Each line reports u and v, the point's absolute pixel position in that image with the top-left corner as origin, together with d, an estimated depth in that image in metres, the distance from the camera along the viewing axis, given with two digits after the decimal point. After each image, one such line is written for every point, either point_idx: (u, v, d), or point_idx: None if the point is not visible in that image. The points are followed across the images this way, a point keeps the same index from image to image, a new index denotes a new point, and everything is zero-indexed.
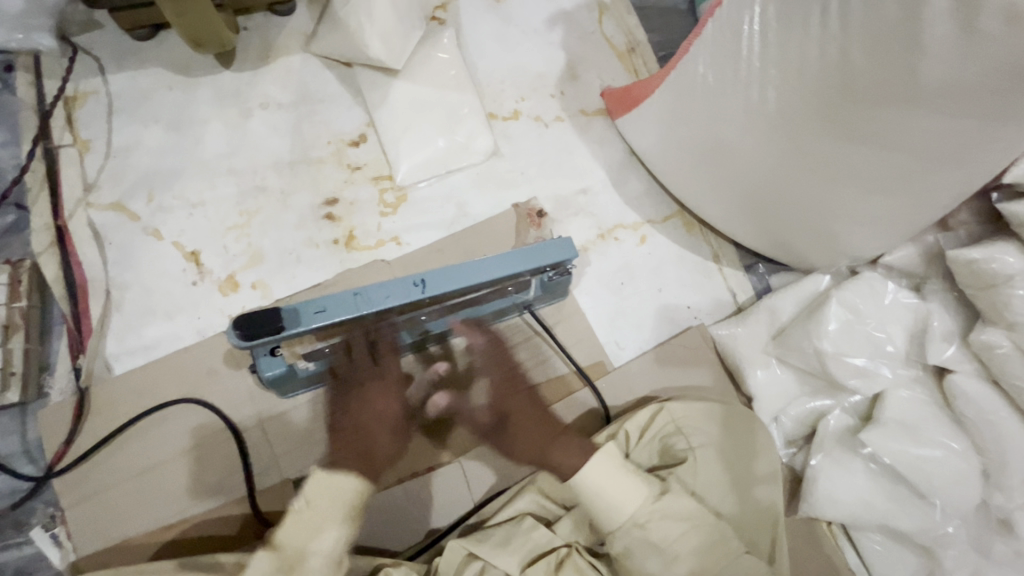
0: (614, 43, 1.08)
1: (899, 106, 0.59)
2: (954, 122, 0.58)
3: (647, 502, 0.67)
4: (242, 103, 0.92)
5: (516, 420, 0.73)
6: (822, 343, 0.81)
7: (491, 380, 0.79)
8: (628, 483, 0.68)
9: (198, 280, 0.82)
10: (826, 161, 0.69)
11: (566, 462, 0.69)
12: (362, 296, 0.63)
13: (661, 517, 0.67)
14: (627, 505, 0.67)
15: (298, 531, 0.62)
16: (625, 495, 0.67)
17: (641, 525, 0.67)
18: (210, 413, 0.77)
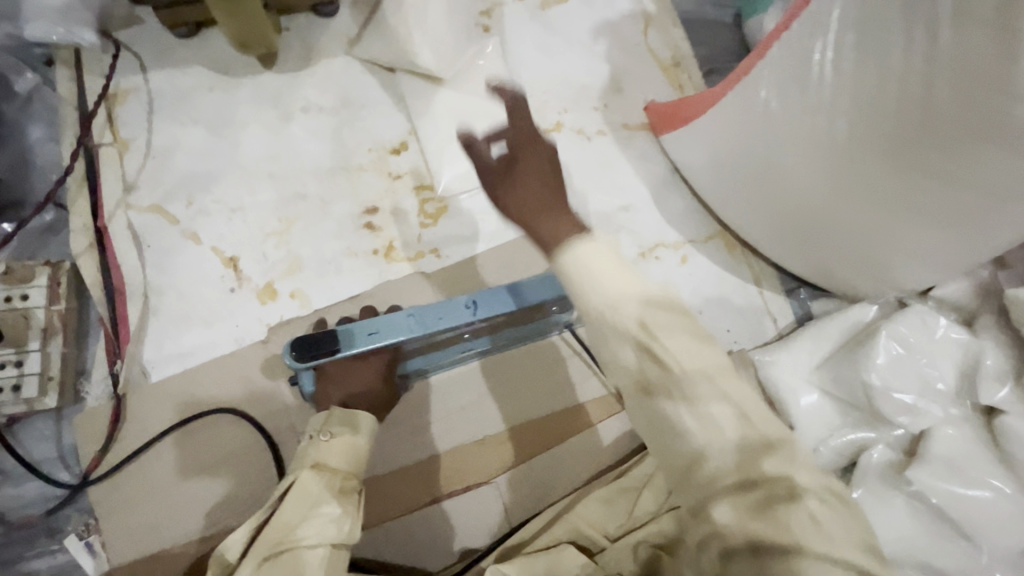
0: (659, 56, 1.06)
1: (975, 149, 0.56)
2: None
3: (645, 291, 0.50)
4: (283, 105, 0.90)
5: (523, 173, 0.55)
6: (869, 376, 0.80)
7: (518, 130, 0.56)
8: (620, 269, 0.50)
9: (236, 286, 0.81)
10: (890, 192, 0.67)
11: (554, 233, 0.52)
12: (414, 317, 0.63)
13: (654, 307, 0.49)
14: (613, 285, 0.50)
15: (331, 453, 0.61)
16: (623, 279, 0.50)
17: (625, 315, 0.49)
18: (246, 423, 0.76)
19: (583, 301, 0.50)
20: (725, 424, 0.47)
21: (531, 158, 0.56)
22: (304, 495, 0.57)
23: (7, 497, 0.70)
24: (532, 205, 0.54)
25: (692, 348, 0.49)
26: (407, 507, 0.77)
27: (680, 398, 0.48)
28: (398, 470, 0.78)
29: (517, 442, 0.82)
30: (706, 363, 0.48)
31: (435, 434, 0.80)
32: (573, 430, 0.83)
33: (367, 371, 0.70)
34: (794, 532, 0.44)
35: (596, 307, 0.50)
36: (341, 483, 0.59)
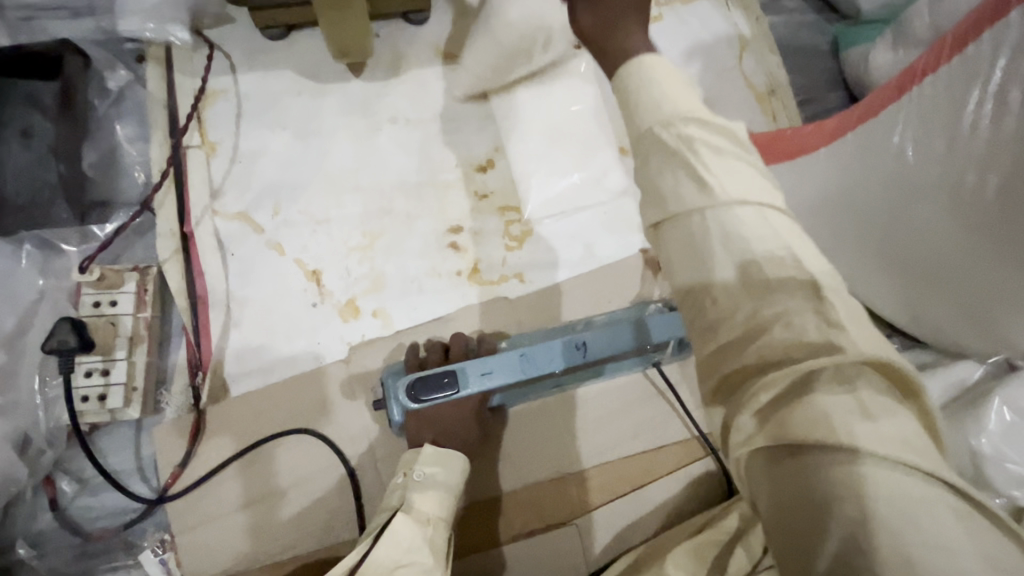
0: (753, 82, 1.02)
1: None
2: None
3: (706, 108, 0.45)
4: (371, 115, 0.88)
5: None
6: (979, 441, 0.73)
7: None
8: (681, 84, 0.46)
9: (318, 301, 0.79)
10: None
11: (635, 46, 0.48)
12: (526, 359, 0.67)
13: (713, 133, 0.44)
14: (667, 97, 0.45)
15: (421, 498, 0.59)
16: (679, 90, 0.45)
17: (674, 126, 0.44)
18: (325, 446, 0.73)
19: (632, 109, 0.47)
20: (773, 278, 0.40)
21: None
22: (397, 540, 0.54)
23: (85, 506, 0.69)
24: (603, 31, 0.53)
25: (743, 177, 0.43)
26: (487, 543, 0.75)
27: (717, 229, 0.42)
28: (478, 506, 0.76)
29: (596, 480, 0.79)
30: (758, 200, 0.42)
31: (516, 469, 0.78)
32: (657, 471, 0.80)
33: (463, 409, 0.68)
34: (848, 420, 0.37)
35: (643, 120, 0.45)
36: (432, 532, 0.57)
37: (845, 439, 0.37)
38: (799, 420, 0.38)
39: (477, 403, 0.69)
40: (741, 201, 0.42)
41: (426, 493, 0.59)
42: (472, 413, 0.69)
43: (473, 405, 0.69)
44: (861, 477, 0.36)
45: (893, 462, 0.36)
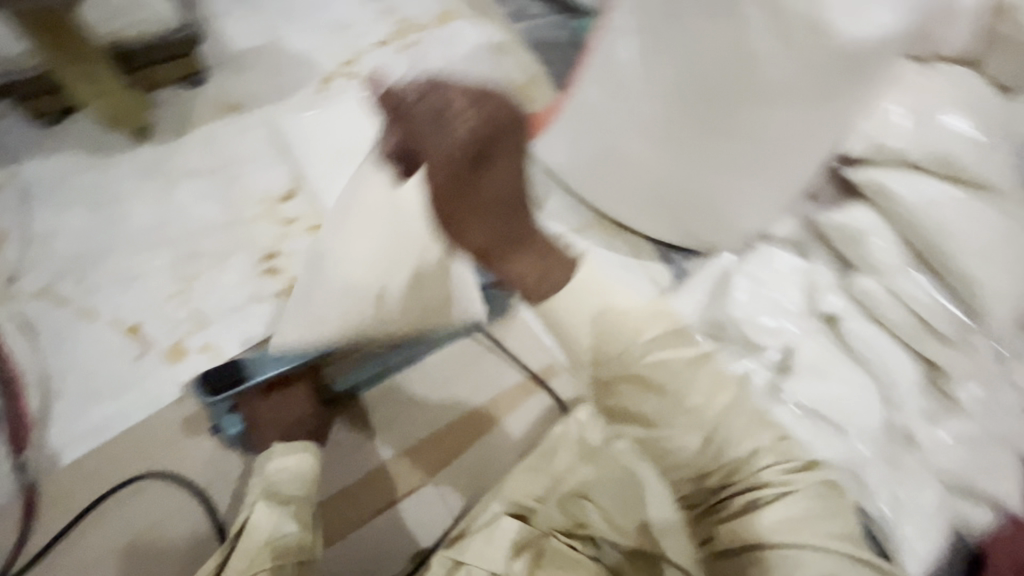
0: (514, 76, 1.18)
1: (749, 82, 0.72)
2: (807, 101, 0.73)
3: (651, 337, 0.62)
4: (165, 174, 0.94)
5: (491, 178, 0.55)
6: (734, 311, 0.95)
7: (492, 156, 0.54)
8: (624, 297, 0.62)
9: (142, 353, 0.82)
10: (718, 156, 0.84)
11: (531, 274, 0.60)
12: (317, 337, 0.69)
13: (667, 348, 0.62)
14: (624, 331, 0.61)
15: (286, 485, 0.66)
16: (629, 328, 0.61)
17: (637, 361, 0.61)
18: (173, 484, 0.76)
19: (573, 323, 0.61)
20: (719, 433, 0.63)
21: (497, 172, 0.55)
22: (264, 525, 0.60)
23: None
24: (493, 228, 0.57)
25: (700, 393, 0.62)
26: (355, 521, 0.81)
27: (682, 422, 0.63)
28: (342, 489, 0.82)
29: (446, 440, 0.87)
30: (722, 398, 0.63)
31: (372, 448, 0.85)
32: (499, 416, 0.89)
33: (296, 397, 0.75)
34: (785, 521, 0.60)
35: (615, 354, 0.62)
36: (296, 509, 0.64)
37: (781, 535, 0.59)
38: (751, 523, 0.61)
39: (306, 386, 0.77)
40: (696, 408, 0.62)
41: (282, 481, 0.67)
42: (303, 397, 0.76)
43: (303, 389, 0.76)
44: (799, 557, 0.58)
45: (813, 547, 0.58)
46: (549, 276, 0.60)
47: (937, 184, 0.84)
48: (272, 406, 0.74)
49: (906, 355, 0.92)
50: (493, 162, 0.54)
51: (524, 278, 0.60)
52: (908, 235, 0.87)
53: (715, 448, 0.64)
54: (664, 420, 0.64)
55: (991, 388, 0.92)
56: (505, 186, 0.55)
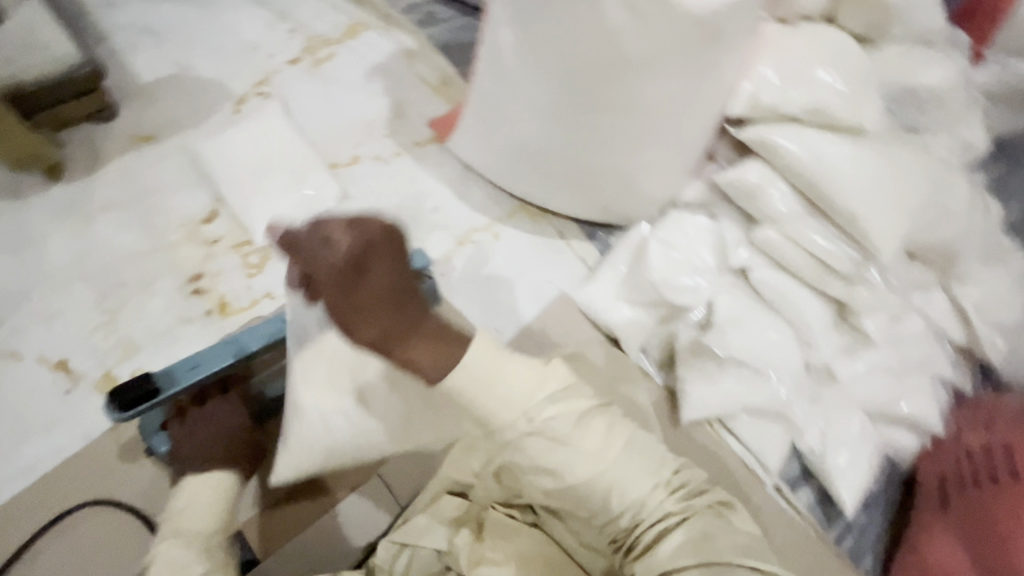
0: (427, 79, 1.22)
1: (615, 53, 0.78)
2: (676, 66, 0.79)
3: (539, 388, 0.61)
4: (82, 211, 0.95)
5: (374, 278, 0.54)
6: (652, 276, 1.00)
7: (371, 256, 0.54)
8: (518, 365, 0.60)
9: (71, 387, 0.83)
10: (607, 129, 0.89)
11: (430, 358, 0.57)
12: (232, 344, 0.70)
13: (560, 400, 0.61)
14: (513, 398, 0.59)
15: (194, 518, 0.65)
16: (522, 386, 0.60)
17: (537, 417, 0.60)
18: (113, 509, 0.77)
19: (467, 394, 0.58)
20: (616, 475, 0.62)
21: (382, 273, 0.55)
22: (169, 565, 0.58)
23: None
24: (384, 321, 0.56)
25: (596, 439, 0.61)
26: (305, 522, 0.84)
27: (581, 468, 0.61)
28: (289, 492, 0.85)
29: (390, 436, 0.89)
30: (617, 443, 0.62)
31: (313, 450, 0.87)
32: None
33: (223, 415, 0.76)
34: (691, 546, 0.60)
35: (507, 420, 0.59)
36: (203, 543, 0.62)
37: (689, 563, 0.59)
38: (659, 555, 0.60)
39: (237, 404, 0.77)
40: (592, 449, 0.61)
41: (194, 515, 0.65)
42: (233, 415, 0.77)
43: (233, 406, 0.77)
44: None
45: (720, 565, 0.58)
46: (448, 357, 0.58)
47: (817, 135, 0.90)
48: (199, 426, 0.74)
49: (813, 296, 0.98)
50: (371, 262, 0.55)
51: (422, 360, 0.57)
52: (798, 184, 0.92)
53: (615, 496, 0.62)
54: (568, 472, 0.61)
55: (894, 317, 0.98)
56: (394, 284, 0.55)
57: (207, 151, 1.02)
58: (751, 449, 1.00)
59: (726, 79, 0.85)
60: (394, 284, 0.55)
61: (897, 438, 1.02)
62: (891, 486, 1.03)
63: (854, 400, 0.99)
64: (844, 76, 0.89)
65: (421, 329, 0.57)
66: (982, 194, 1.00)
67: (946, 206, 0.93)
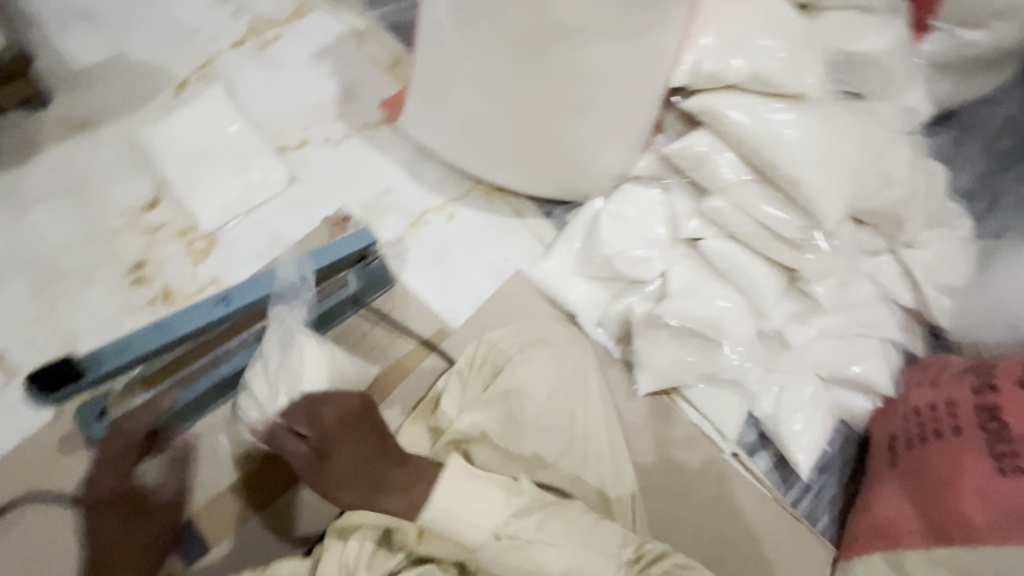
0: (378, 60, 1.19)
1: (550, 22, 0.77)
2: (614, 33, 0.79)
3: (499, 505, 0.61)
4: (16, 200, 0.92)
5: (340, 455, 0.63)
6: (606, 249, 0.99)
7: (337, 433, 0.64)
8: (477, 488, 0.61)
9: (8, 381, 0.81)
10: (551, 102, 0.89)
11: (400, 508, 0.61)
12: (165, 326, 0.67)
13: (515, 506, 0.61)
14: (480, 521, 0.60)
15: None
16: (484, 512, 0.60)
17: (504, 531, 0.60)
18: (53, 503, 0.76)
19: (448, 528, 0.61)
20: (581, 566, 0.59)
21: (348, 445, 0.63)
22: None
23: None
24: (359, 490, 0.61)
25: (555, 536, 0.60)
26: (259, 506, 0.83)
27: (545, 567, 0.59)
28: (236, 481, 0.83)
29: None
30: (575, 539, 0.60)
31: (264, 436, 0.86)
32: (398, 383, 0.94)
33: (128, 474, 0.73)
34: None
35: (477, 541, 0.60)
36: None
37: None
38: None
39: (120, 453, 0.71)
40: (552, 546, 0.59)
41: None
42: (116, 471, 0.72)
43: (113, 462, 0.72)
44: None
45: None
46: (413, 501, 0.61)
47: (759, 102, 0.91)
48: (104, 502, 0.72)
49: (763, 264, 0.98)
50: (334, 443, 0.63)
51: (403, 510, 0.61)
52: (743, 153, 0.93)
53: None
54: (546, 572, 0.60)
55: (843, 282, 0.99)
56: (357, 455, 0.63)
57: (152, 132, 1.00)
58: (709, 417, 1.02)
59: (667, 49, 0.85)
60: (360, 453, 0.63)
61: (849, 400, 1.04)
62: (845, 448, 1.06)
63: (808, 365, 1.01)
64: (785, 41, 0.89)
65: (390, 485, 0.62)
66: (925, 159, 1.02)
67: (889, 171, 0.94)
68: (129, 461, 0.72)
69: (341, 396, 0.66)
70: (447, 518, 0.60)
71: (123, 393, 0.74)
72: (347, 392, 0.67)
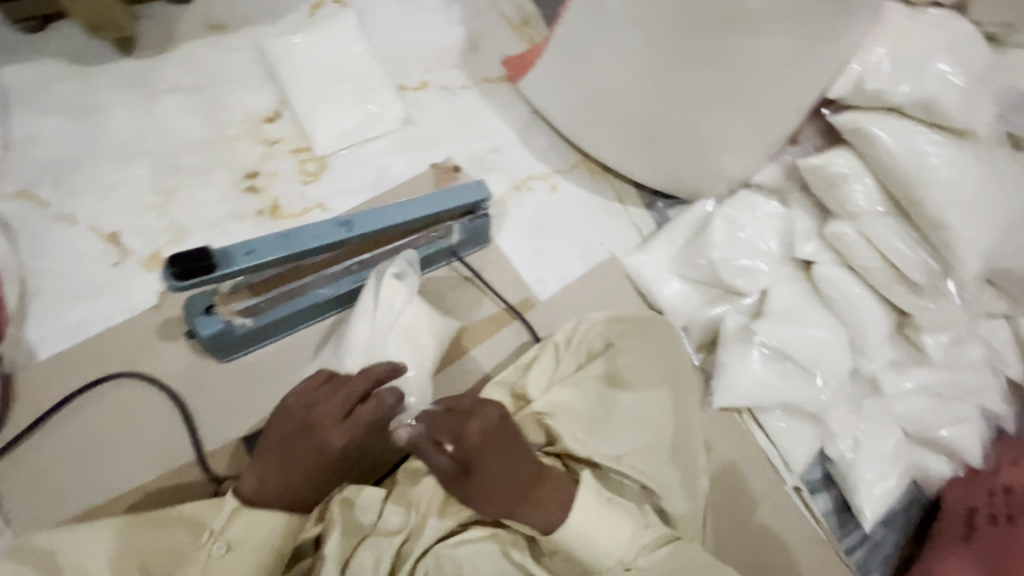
0: (507, 15, 1.16)
1: (733, 9, 0.72)
2: (796, 31, 0.73)
3: (631, 538, 0.65)
4: (148, 88, 0.93)
5: (486, 469, 0.64)
6: (712, 253, 0.95)
7: (486, 448, 0.64)
8: (609, 519, 0.65)
9: (119, 260, 0.83)
10: (698, 90, 0.84)
11: (542, 518, 0.65)
12: (290, 237, 0.68)
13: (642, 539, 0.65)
14: (612, 550, 0.65)
15: (229, 567, 0.61)
16: (616, 542, 0.65)
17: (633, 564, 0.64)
18: (143, 384, 0.78)
19: (582, 550, 0.65)
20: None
21: (495, 458, 0.64)
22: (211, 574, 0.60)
23: None
24: (505, 501, 0.65)
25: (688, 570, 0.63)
26: None
27: None
28: None
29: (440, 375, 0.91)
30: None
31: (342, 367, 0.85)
32: (477, 343, 0.94)
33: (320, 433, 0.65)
34: None
35: (606, 565, 0.65)
36: None
37: None
38: None
39: (343, 404, 0.66)
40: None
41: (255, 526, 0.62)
42: (340, 424, 0.66)
43: (338, 411, 0.66)
44: None
45: None
46: (554, 515, 0.65)
47: (918, 131, 0.84)
48: (292, 437, 0.65)
49: (875, 301, 0.93)
50: (480, 456, 0.64)
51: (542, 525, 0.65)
52: (884, 181, 0.87)
53: None
54: None
55: (957, 338, 0.93)
56: (508, 465, 0.65)
57: (281, 45, 1.00)
58: (777, 447, 0.98)
59: (839, 55, 0.79)
60: (506, 467, 0.65)
61: (927, 462, 0.99)
62: (910, 509, 1.01)
63: (897, 418, 0.95)
64: (964, 70, 0.82)
65: (533, 498, 0.65)
66: None
67: None
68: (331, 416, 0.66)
69: (479, 411, 0.66)
70: (581, 543, 0.65)
71: (228, 294, 0.75)
72: (485, 407, 0.67)
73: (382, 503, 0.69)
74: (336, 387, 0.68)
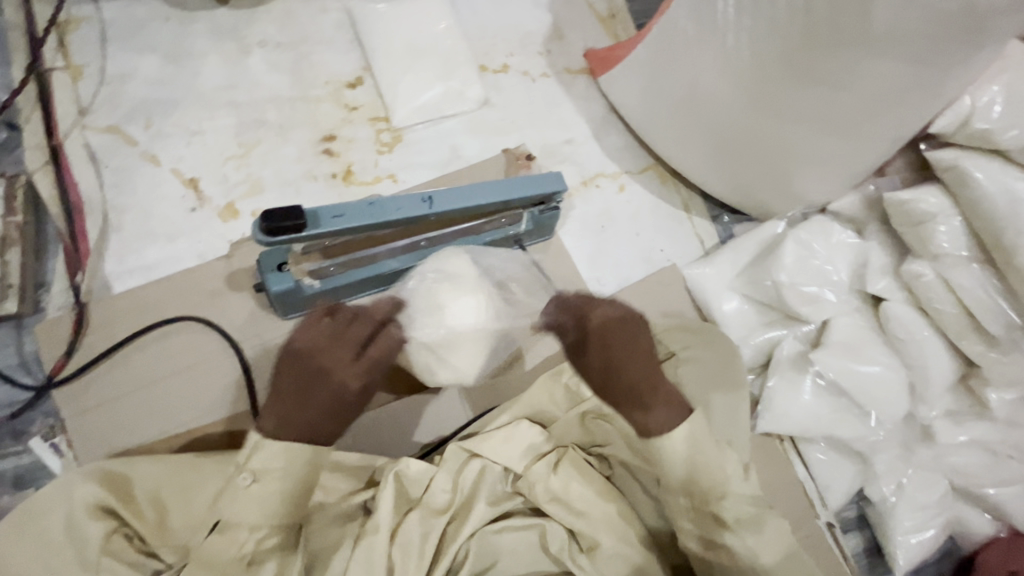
0: (596, 7, 1.14)
1: (859, 24, 0.68)
2: (919, 57, 0.69)
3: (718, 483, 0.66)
4: (240, 39, 0.94)
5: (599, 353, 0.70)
6: (779, 275, 0.93)
7: (601, 336, 0.69)
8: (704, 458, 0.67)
9: (198, 207, 0.86)
10: (797, 107, 0.81)
11: (640, 419, 0.68)
12: (376, 207, 0.68)
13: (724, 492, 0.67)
14: (704, 488, 0.66)
15: (255, 498, 0.59)
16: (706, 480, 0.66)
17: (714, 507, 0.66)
18: (208, 331, 0.80)
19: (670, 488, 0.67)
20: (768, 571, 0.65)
21: (610, 344, 0.69)
22: (244, 505, 0.59)
23: None
24: (616, 391, 0.69)
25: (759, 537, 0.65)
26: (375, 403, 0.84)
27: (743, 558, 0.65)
28: None
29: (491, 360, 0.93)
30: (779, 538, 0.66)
31: None
32: None
33: (333, 372, 0.64)
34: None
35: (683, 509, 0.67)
36: (253, 537, 0.60)
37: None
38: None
39: (352, 344, 0.66)
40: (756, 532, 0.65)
41: (279, 459, 0.60)
42: (349, 363, 0.65)
43: (348, 352, 0.66)
44: None
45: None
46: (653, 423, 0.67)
47: None
48: (299, 377, 0.64)
49: (942, 348, 0.90)
50: (597, 343, 0.70)
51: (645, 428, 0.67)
52: (973, 226, 0.84)
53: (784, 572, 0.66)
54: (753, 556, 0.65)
55: None
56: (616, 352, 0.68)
57: (371, 11, 0.99)
58: (815, 479, 0.96)
59: (954, 90, 0.75)
60: (614, 355, 0.69)
61: (970, 519, 0.95)
62: (941, 559, 0.99)
63: (946, 468, 0.93)
64: None
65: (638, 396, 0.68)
66: None
67: None
68: (342, 353, 0.65)
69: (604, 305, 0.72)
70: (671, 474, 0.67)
71: (301, 254, 0.75)
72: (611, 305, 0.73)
73: (431, 479, 0.71)
74: (341, 328, 0.66)
